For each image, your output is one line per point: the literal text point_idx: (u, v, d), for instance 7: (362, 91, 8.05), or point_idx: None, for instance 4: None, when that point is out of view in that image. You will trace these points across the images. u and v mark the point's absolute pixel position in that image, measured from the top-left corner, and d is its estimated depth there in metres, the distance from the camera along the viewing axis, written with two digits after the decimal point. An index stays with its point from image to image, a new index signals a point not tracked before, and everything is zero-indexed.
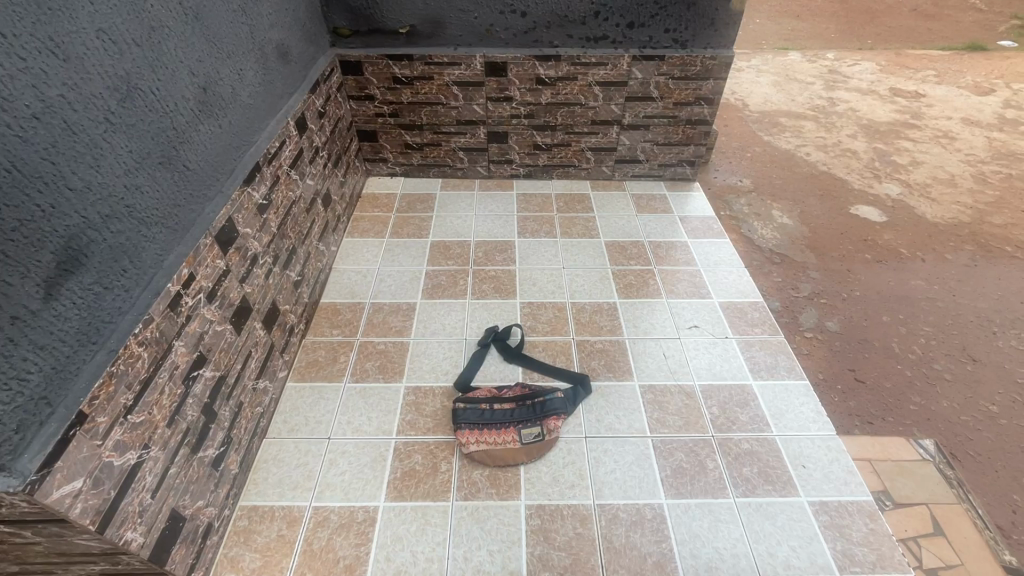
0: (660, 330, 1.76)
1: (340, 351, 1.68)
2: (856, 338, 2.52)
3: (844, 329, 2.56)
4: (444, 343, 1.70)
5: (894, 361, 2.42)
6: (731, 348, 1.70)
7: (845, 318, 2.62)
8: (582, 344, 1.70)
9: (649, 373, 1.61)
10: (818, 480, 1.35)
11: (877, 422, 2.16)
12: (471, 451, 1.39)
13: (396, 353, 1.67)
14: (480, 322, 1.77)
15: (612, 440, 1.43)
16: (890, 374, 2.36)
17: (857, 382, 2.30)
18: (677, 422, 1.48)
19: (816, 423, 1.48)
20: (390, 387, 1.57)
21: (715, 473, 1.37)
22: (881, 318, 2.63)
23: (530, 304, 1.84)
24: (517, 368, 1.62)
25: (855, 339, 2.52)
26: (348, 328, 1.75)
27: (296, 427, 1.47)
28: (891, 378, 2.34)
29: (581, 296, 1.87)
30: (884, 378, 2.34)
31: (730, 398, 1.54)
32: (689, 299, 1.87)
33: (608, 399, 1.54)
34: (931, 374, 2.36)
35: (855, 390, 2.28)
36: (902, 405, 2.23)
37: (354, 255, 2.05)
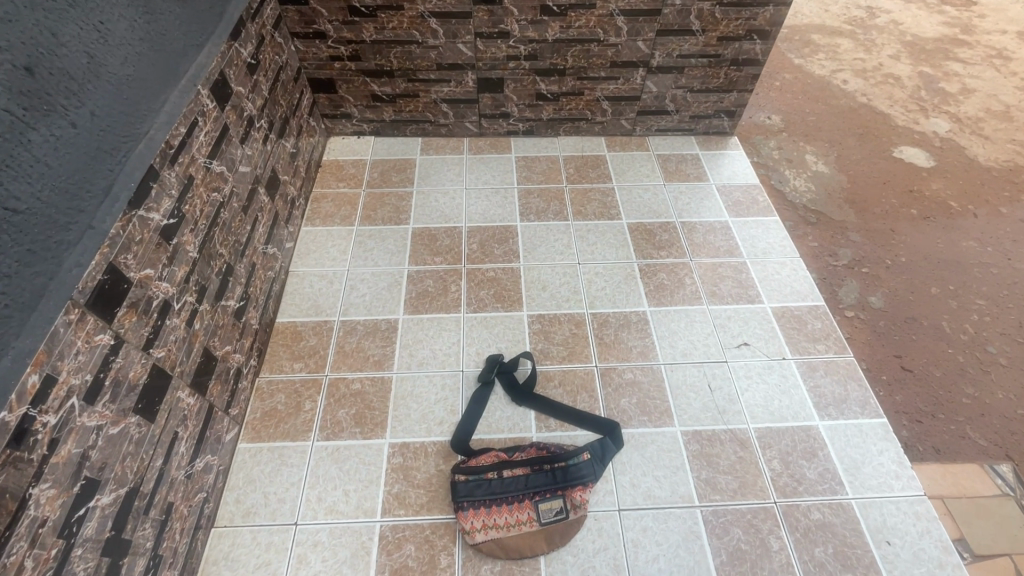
0: (701, 350, 1.42)
1: (303, 393, 1.33)
2: (903, 318, 1.95)
3: (890, 308, 1.98)
4: (436, 379, 1.36)
5: (944, 344, 1.88)
6: (790, 374, 1.38)
7: (889, 292, 2.03)
8: (608, 374, 1.37)
9: (693, 415, 1.30)
10: (908, 563, 1.10)
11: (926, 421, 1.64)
12: (477, 541, 1.10)
13: (375, 395, 1.33)
14: (480, 348, 1.41)
15: (652, 514, 1.15)
16: (939, 360, 1.83)
17: (904, 372, 1.76)
18: (730, 484, 1.19)
19: (898, 480, 1.21)
20: (370, 445, 1.25)
21: (781, 557, 1.10)
22: (930, 288, 2.06)
23: (540, 318, 1.48)
24: (529, 411, 1.30)
25: (899, 320, 1.94)
26: (313, 359, 1.39)
27: (252, 510, 1.15)
28: (941, 365, 1.81)
29: (603, 305, 1.51)
30: (933, 365, 1.81)
31: (794, 448, 1.25)
32: (736, 305, 1.52)
33: (644, 454, 1.23)
34: (985, 359, 1.84)
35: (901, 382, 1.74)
36: (953, 398, 1.71)
37: (316, 252, 1.63)
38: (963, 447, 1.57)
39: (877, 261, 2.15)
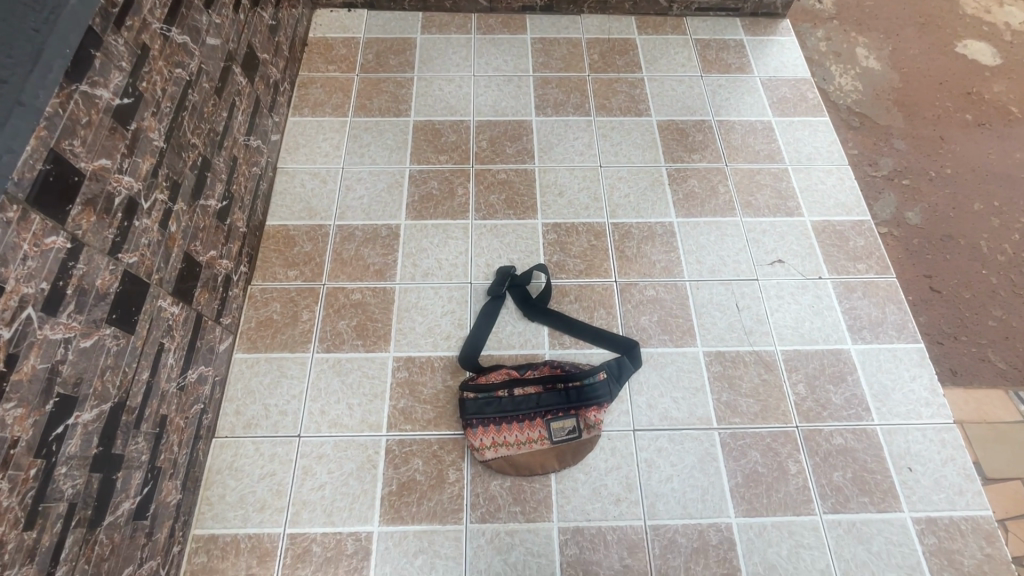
0: (731, 267, 1.30)
1: (300, 303, 1.24)
2: (938, 237, 1.75)
3: (925, 226, 1.77)
4: (442, 291, 1.26)
5: (978, 265, 1.70)
6: (825, 295, 1.27)
7: (927, 208, 1.81)
8: (628, 291, 1.26)
9: (718, 335, 1.21)
10: (927, 489, 1.07)
11: (947, 342, 1.54)
12: (487, 458, 1.06)
13: (377, 306, 1.24)
14: (490, 259, 1.30)
15: (668, 435, 1.11)
16: (969, 283, 1.67)
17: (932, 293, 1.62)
18: (752, 407, 1.14)
19: (928, 408, 1.15)
20: (373, 359, 1.18)
21: (797, 481, 1.07)
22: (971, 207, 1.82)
23: (556, 227, 1.34)
24: (542, 327, 1.21)
25: (933, 238, 1.75)
26: (308, 268, 1.29)
27: (253, 422, 1.11)
28: (971, 287, 1.65)
29: (625, 215, 1.37)
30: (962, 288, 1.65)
31: (821, 371, 1.18)
32: (773, 217, 1.37)
33: (663, 375, 1.17)
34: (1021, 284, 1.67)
35: (929, 303, 1.61)
36: (980, 321, 1.59)
37: (306, 146, 1.46)
38: (984, 371, 1.50)
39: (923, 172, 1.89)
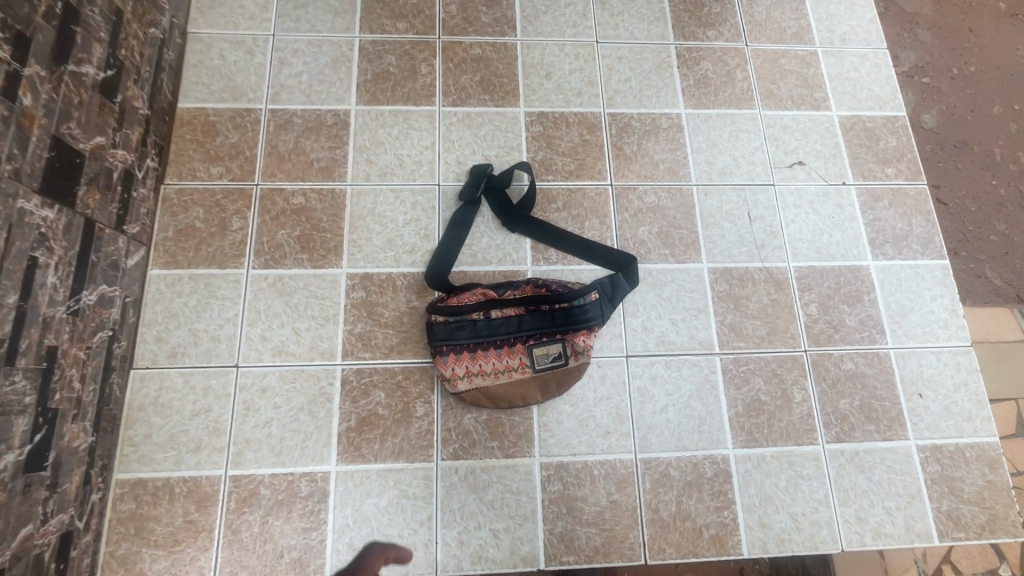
0: (745, 169, 1.11)
1: (228, 208, 1.01)
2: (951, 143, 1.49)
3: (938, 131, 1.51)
4: (404, 195, 1.04)
5: (989, 175, 1.47)
6: (848, 204, 1.11)
7: (946, 108, 1.51)
8: (625, 197, 1.07)
9: (726, 248, 1.05)
10: (935, 416, 0.99)
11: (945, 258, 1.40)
12: (460, 389, 0.92)
13: (325, 212, 1.02)
14: (462, 155, 1.07)
15: (665, 361, 0.98)
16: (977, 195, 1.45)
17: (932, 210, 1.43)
18: (758, 330, 1.01)
19: (946, 330, 1.04)
20: (322, 276, 0.98)
21: (801, 409, 0.98)
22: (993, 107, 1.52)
23: (541, 118, 1.11)
24: (525, 239, 1.03)
25: (945, 145, 1.49)
26: (236, 164, 1.04)
27: (180, 350, 0.93)
28: (978, 200, 1.45)
29: (625, 104, 1.13)
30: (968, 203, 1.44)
31: (837, 290, 1.05)
32: (796, 110, 1.17)
33: (661, 295, 1.02)
34: None
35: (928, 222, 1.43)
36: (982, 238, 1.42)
37: (223, 5, 1.13)
38: (977, 288, 1.39)
39: (948, 57, 1.55)
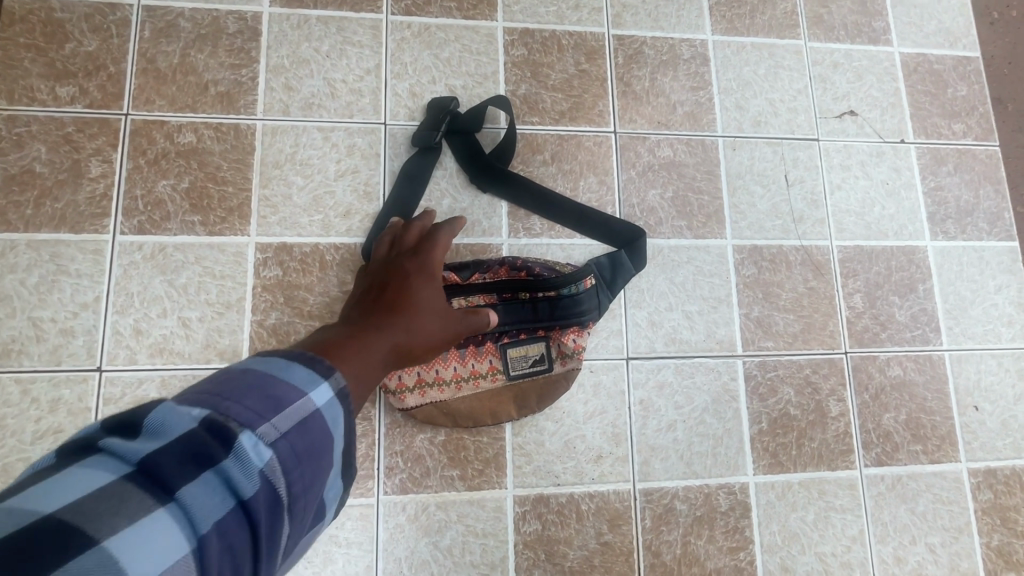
0: (784, 118, 0.87)
1: (82, 147, 0.72)
2: None
3: None
4: (338, 137, 0.77)
5: None
6: (905, 168, 0.88)
7: None
8: (631, 149, 0.82)
9: (756, 221, 0.83)
10: (991, 433, 0.82)
11: None
12: (409, 406, 0.69)
13: (225, 157, 0.74)
14: (417, 85, 0.79)
15: (675, 366, 0.77)
16: None
17: None
18: (791, 326, 0.80)
19: (1010, 328, 0.85)
20: (221, 246, 0.72)
21: (838, 427, 0.79)
22: None
23: (525, 37, 0.83)
24: (500, 202, 0.78)
25: None
26: (95, 83, 0.73)
27: (15, 349, 0.67)
28: None
29: (635, 23, 0.86)
30: None
31: (887, 277, 0.84)
32: (850, 44, 0.91)
33: (673, 280, 0.79)
34: None
35: None
36: None
37: None
38: None
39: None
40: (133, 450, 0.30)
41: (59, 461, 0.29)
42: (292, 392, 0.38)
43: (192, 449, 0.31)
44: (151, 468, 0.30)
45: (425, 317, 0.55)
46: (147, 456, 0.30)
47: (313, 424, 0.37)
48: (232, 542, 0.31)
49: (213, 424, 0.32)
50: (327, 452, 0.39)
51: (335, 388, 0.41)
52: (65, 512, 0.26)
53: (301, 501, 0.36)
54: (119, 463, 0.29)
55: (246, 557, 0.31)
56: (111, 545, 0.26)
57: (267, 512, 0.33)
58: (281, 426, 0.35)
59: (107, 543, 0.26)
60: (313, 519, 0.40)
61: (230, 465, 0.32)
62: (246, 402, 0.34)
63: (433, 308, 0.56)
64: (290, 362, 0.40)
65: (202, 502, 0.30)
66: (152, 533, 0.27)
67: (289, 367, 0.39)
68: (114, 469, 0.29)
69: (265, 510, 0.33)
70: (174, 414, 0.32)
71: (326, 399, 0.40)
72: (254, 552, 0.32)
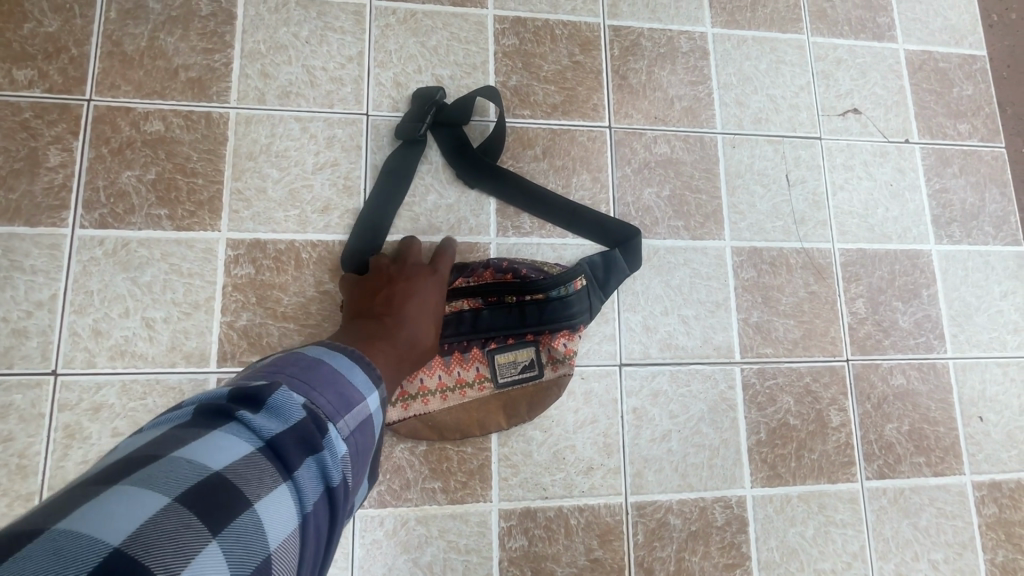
0: (787, 116, 0.83)
1: (41, 134, 0.67)
2: None
3: None
4: (317, 128, 0.72)
5: None
6: (910, 169, 0.85)
7: None
8: (627, 145, 0.78)
9: (755, 222, 0.79)
10: (996, 445, 0.79)
11: None
12: (392, 419, 0.65)
13: (195, 147, 0.70)
14: (401, 75, 0.75)
15: (670, 373, 0.73)
16: None
17: None
18: (791, 332, 0.77)
19: (1016, 336, 0.83)
20: (189, 241, 0.67)
21: (838, 437, 0.76)
22: None
23: (517, 26, 0.79)
24: (488, 200, 0.74)
25: None
26: (55, 67, 0.69)
27: None
28: None
29: (632, 14, 0.82)
30: None
31: (891, 282, 0.81)
32: (854, 40, 0.88)
33: (669, 283, 0.76)
34: None
35: None
36: None
37: None
38: None
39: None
40: (263, 426, 0.36)
41: (202, 426, 0.35)
42: (360, 394, 0.44)
43: (306, 433, 0.37)
44: (277, 444, 0.36)
45: (426, 327, 0.60)
46: (274, 434, 0.36)
47: (371, 424, 0.44)
48: (322, 514, 0.37)
49: (316, 415, 0.38)
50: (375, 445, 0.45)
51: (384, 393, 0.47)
52: (228, 472, 0.32)
53: (359, 485, 0.42)
54: (254, 436, 0.35)
55: (329, 528, 0.38)
56: (261, 507, 0.32)
57: (347, 493, 0.39)
58: (352, 423, 0.41)
59: (256, 503, 0.32)
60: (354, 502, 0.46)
61: (326, 451, 0.38)
62: (329, 395, 0.40)
63: (432, 316, 0.61)
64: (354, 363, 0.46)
65: (309, 479, 0.36)
66: (282, 499, 0.34)
67: (354, 369, 0.45)
68: (250, 440, 0.35)
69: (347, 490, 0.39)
70: (290, 404, 0.38)
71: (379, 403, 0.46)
72: (336, 526, 0.38)
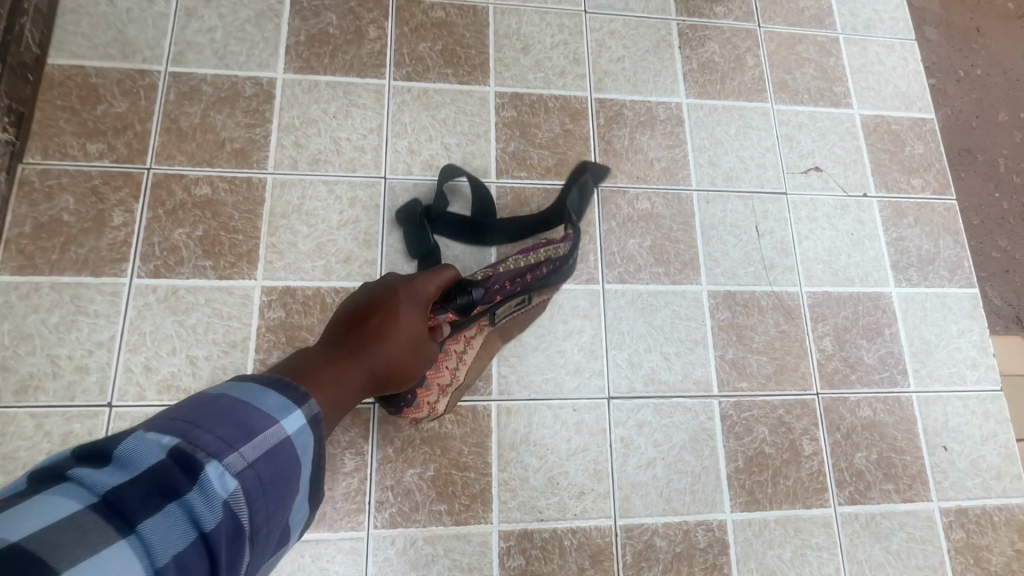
0: (755, 174, 0.94)
1: (108, 198, 0.78)
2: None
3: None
4: (341, 190, 0.83)
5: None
6: (869, 220, 0.95)
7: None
8: (612, 201, 0.88)
9: (728, 268, 0.88)
10: (961, 473, 0.85)
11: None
12: (437, 408, 0.72)
13: (237, 207, 0.81)
14: (414, 144, 0.87)
15: (653, 406, 0.81)
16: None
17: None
18: (764, 368, 0.85)
19: (975, 372, 0.90)
20: (230, 289, 0.78)
21: (811, 465, 0.82)
22: None
23: (515, 100, 0.91)
24: (490, 250, 0.84)
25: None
26: (122, 141, 0.81)
27: (32, 384, 0.71)
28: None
29: (616, 88, 0.94)
30: None
31: (855, 322, 0.89)
32: (813, 107, 1.00)
33: (652, 323, 0.84)
34: None
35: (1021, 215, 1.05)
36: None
37: None
38: None
39: (1009, 33, 1.16)
40: (103, 481, 0.30)
41: (27, 492, 0.29)
42: (263, 420, 0.38)
43: (161, 478, 0.31)
44: (118, 499, 0.30)
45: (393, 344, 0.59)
46: (115, 488, 0.30)
47: (280, 452, 0.37)
48: (193, 569, 0.31)
49: (181, 453, 0.32)
50: (297, 477, 0.39)
51: (307, 415, 0.42)
52: (31, 542, 0.26)
53: (267, 527, 0.36)
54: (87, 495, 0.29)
55: None
56: None
57: (229, 541, 0.33)
58: (249, 455, 0.35)
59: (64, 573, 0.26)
60: (286, 540, 0.40)
61: (195, 495, 0.32)
62: (214, 429, 0.34)
63: (406, 340, 0.60)
64: (270, 388, 0.41)
65: (164, 532, 0.30)
66: (112, 563, 0.27)
67: (262, 394, 0.40)
68: (83, 497, 0.29)
69: (229, 536, 0.33)
70: (146, 446, 0.32)
71: (297, 427, 0.40)
72: None
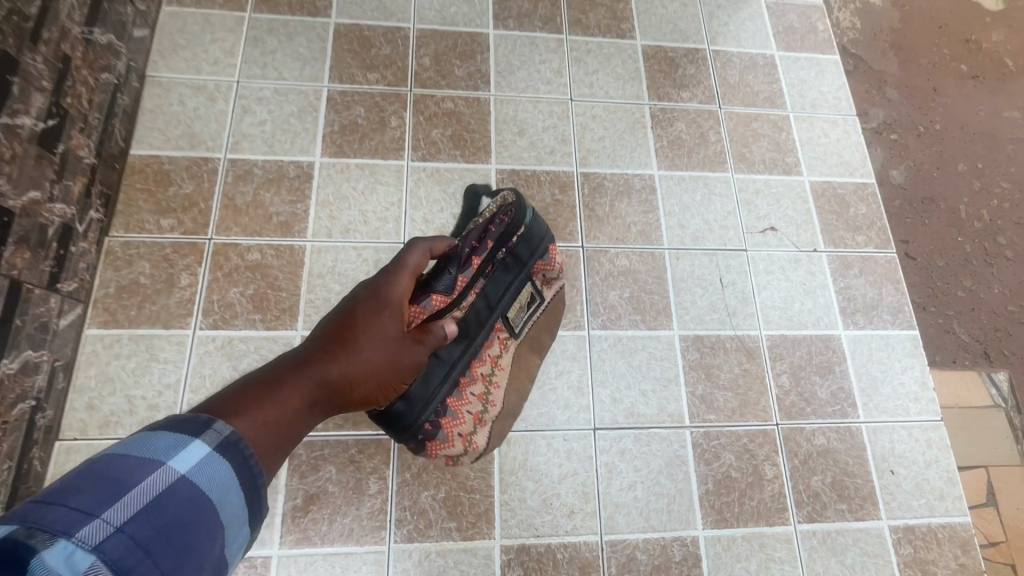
0: (718, 234, 1.10)
1: (176, 264, 0.95)
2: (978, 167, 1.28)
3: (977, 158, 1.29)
4: (367, 253, 1.00)
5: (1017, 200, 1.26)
6: (819, 271, 1.10)
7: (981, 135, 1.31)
8: (595, 260, 1.04)
9: (696, 315, 1.03)
10: (907, 494, 0.97)
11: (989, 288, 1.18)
12: (481, 436, 0.82)
13: (281, 270, 0.97)
14: (428, 214, 1.04)
15: (633, 435, 0.94)
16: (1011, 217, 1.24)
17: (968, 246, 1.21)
18: (729, 402, 0.98)
19: (917, 404, 1.03)
20: (275, 338, 0.93)
21: (773, 487, 0.94)
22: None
23: (513, 176, 1.08)
24: None
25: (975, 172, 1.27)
26: (188, 217, 0.98)
27: (112, 420, 0.86)
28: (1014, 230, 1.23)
29: (598, 163, 1.12)
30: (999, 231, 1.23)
31: (808, 361, 1.03)
32: (767, 175, 1.16)
33: (631, 363, 0.99)
34: None
35: (959, 264, 1.20)
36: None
37: (186, 48, 1.09)
38: None
39: (943, 104, 1.33)
40: None
41: None
42: (137, 474, 0.40)
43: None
44: None
45: (366, 348, 0.62)
46: None
47: (155, 506, 0.39)
48: None
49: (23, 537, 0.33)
50: (183, 529, 0.40)
51: (191, 461, 0.43)
52: None
53: None
54: None
55: None
56: None
57: None
58: (114, 519, 0.36)
59: None
60: None
61: None
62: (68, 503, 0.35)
63: (376, 342, 0.63)
64: (150, 436, 0.43)
65: None
66: None
67: (145, 446, 0.42)
68: None
69: None
70: None
71: (184, 470, 0.42)
72: None
